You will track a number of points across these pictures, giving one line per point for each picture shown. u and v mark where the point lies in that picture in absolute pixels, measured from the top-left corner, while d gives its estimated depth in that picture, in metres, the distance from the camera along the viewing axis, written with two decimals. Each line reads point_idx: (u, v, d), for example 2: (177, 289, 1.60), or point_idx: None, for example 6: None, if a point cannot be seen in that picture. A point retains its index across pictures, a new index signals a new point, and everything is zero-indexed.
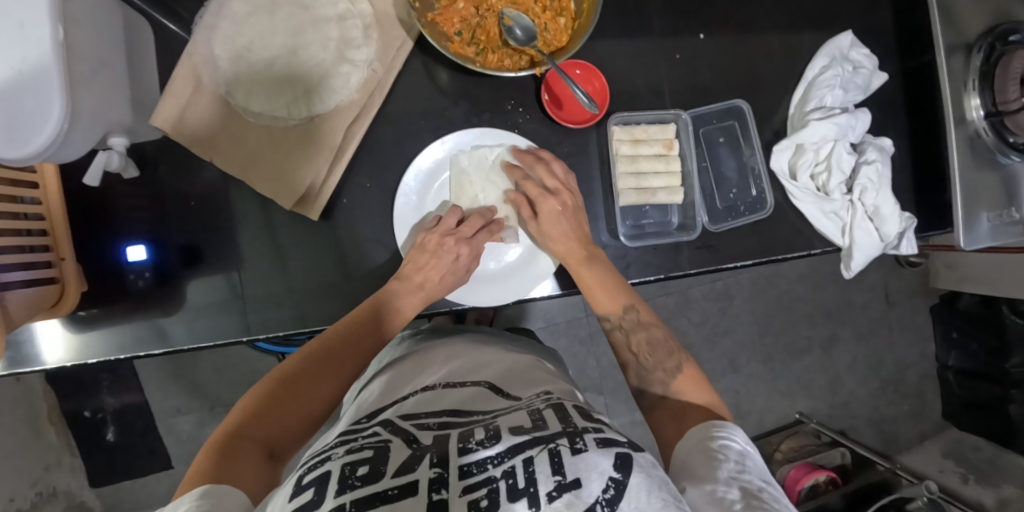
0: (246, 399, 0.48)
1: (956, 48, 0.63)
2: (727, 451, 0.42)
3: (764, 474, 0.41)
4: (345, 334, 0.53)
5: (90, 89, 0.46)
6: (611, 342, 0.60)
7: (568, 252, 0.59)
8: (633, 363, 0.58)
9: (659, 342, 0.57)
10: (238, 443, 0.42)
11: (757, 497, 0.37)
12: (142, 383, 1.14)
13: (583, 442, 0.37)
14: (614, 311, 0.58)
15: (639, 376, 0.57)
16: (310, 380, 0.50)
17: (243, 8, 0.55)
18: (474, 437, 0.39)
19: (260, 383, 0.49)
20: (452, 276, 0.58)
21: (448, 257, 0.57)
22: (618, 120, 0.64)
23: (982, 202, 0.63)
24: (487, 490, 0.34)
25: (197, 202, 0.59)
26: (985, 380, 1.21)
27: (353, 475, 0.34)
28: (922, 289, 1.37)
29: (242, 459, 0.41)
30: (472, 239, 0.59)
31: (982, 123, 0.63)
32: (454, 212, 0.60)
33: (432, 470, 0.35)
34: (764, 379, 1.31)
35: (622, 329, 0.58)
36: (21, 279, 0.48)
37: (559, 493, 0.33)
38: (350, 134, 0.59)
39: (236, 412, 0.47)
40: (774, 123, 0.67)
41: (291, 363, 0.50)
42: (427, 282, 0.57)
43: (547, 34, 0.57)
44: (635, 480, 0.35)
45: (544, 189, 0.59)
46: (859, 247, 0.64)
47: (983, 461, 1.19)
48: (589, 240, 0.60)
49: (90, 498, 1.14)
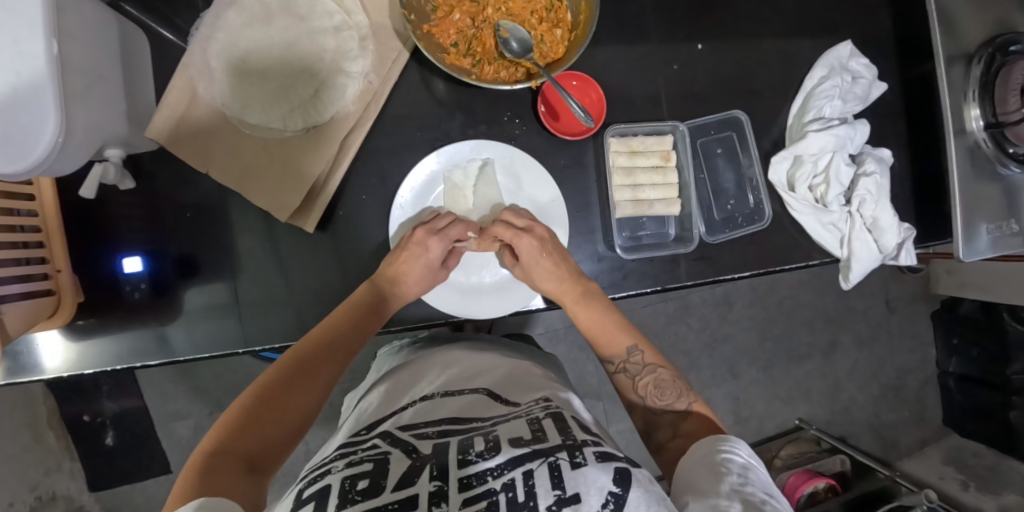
0: (225, 416, 0.46)
1: (956, 58, 0.63)
2: (730, 465, 0.41)
3: (768, 487, 0.40)
4: (322, 343, 0.52)
5: (85, 103, 0.46)
6: (617, 386, 0.57)
7: (562, 292, 0.58)
8: (639, 406, 0.54)
9: (666, 384, 0.53)
10: (221, 458, 0.41)
11: (759, 509, 0.36)
12: (141, 388, 1.14)
13: (582, 456, 0.37)
14: (619, 353, 0.57)
15: (646, 419, 0.53)
16: (289, 390, 0.49)
17: (239, 19, 0.55)
18: (474, 448, 0.39)
19: (239, 398, 0.48)
20: (429, 273, 0.57)
21: (426, 252, 0.56)
22: (614, 132, 0.63)
23: (982, 212, 0.62)
24: (487, 503, 0.34)
25: (193, 213, 0.59)
26: (986, 386, 1.20)
27: (353, 490, 0.34)
28: (922, 295, 1.36)
29: (226, 474, 0.40)
30: (444, 231, 0.58)
31: (982, 134, 0.62)
32: (444, 217, 0.59)
33: (432, 483, 0.35)
34: (764, 385, 1.30)
35: (626, 373, 0.56)
36: (17, 292, 0.48)
37: (558, 508, 0.33)
38: (345, 145, 0.58)
39: (216, 428, 0.45)
40: (772, 133, 0.66)
41: (267, 377, 0.49)
42: (405, 289, 0.57)
43: (544, 46, 0.56)
44: (635, 495, 0.34)
45: (516, 230, 0.58)
46: (858, 259, 0.64)
47: (984, 468, 1.18)
48: (579, 274, 0.59)
49: (89, 502, 1.14)
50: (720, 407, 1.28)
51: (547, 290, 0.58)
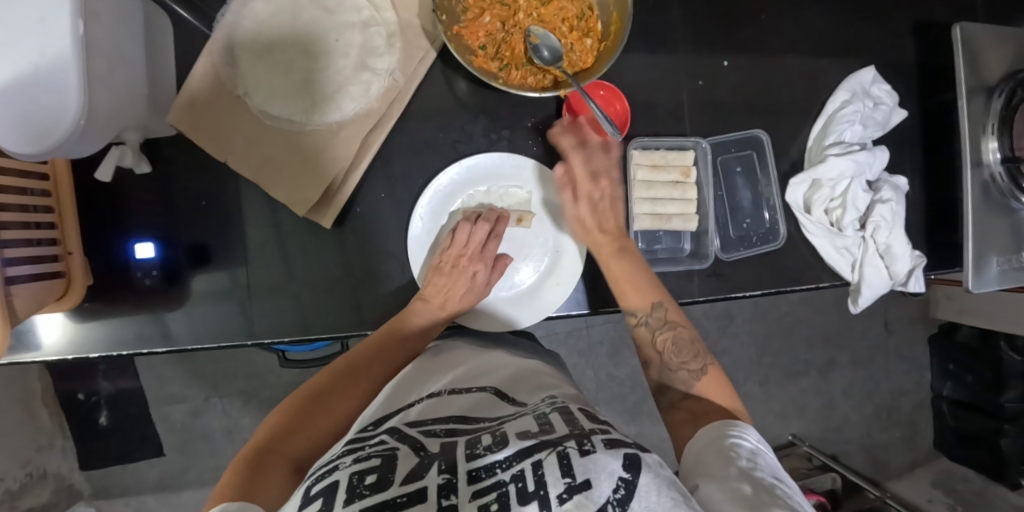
0: (273, 415, 0.49)
1: (977, 91, 0.63)
2: (739, 449, 0.41)
3: (777, 472, 0.40)
4: (371, 350, 0.55)
5: (107, 86, 0.45)
6: (636, 338, 0.57)
7: (601, 242, 0.58)
8: (655, 359, 0.55)
9: (684, 343, 0.54)
10: (266, 456, 0.43)
11: (770, 491, 0.36)
12: (138, 368, 1.14)
13: (591, 444, 0.37)
14: (643, 307, 0.56)
15: (660, 374, 0.55)
16: (338, 395, 0.51)
17: (267, 9, 0.55)
18: (481, 443, 0.39)
19: (287, 399, 0.50)
20: (471, 295, 0.59)
21: (464, 278, 0.58)
22: (638, 145, 0.63)
23: (992, 245, 0.63)
24: (496, 495, 0.33)
25: (208, 203, 0.59)
26: (978, 412, 1.22)
27: (361, 484, 0.33)
28: (922, 318, 1.37)
29: (268, 472, 0.41)
30: (485, 255, 0.60)
31: (998, 167, 0.63)
32: (463, 229, 0.59)
33: (440, 476, 0.34)
34: (759, 399, 1.31)
35: (648, 326, 0.55)
36: (28, 272, 0.48)
37: (569, 495, 0.32)
38: (368, 142, 0.58)
39: (264, 429, 0.47)
40: (791, 154, 0.66)
41: (316, 380, 0.52)
42: (448, 312, 0.59)
43: (573, 54, 0.56)
44: (644, 481, 0.34)
45: (586, 174, 0.59)
46: (868, 284, 0.64)
47: (971, 492, 1.20)
48: (623, 232, 0.59)
49: (79, 481, 1.14)
50: None
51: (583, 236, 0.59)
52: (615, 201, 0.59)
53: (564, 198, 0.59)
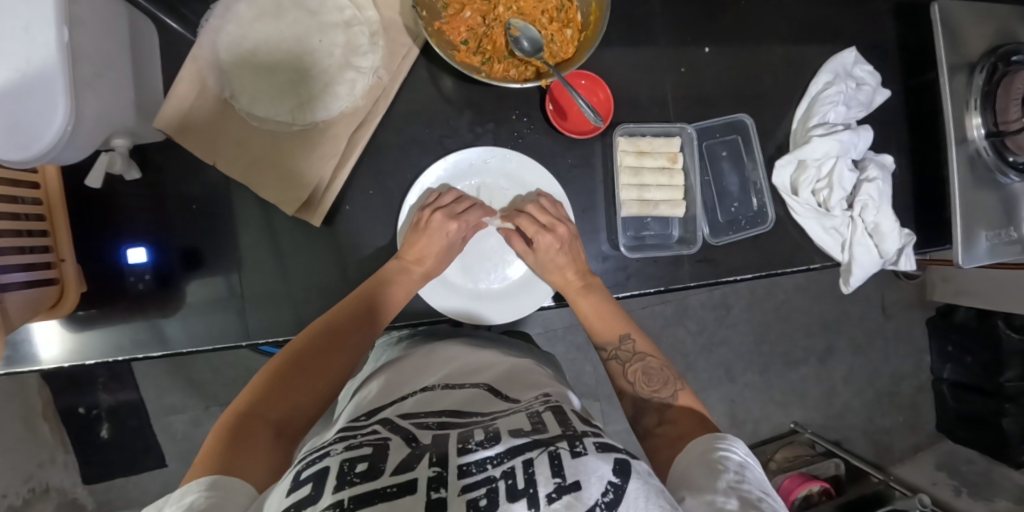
0: (255, 380, 0.48)
1: (959, 68, 0.63)
2: (727, 463, 0.40)
3: (765, 485, 0.39)
4: (353, 312, 0.53)
5: (93, 91, 0.46)
6: (609, 372, 0.58)
7: (565, 283, 0.60)
8: (628, 391, 0.55)
9: (654, 371, 0.55)
10: (249, 426, 0.43)
11: (755, 506, 0.35)
12: (137, 380, 1.14)
13: (582, 446, 0.37)
14: (612, 340, 0.58)
15: (635, 405, 0.54)
16: (323, 357, 0.50)
17: (250, 12, 0.56)
18: (474, 438, 0.39)
19: (269, 362, 0.50)
20: (447, 253, 0.58)
21: (439, 235, 0.57)
22: (623, 131, 0.64)
23: (982, 219, 0.63)
24: (486, 490, 0.33)
25: (199, 206, 0.59)
26: (979, 393, 1.22)
27: (352, 472, 0.33)
28: (919, 301, 1.38)
29: (252, 443, 0.41)
30: (461, 215, 0.59)
31: (982, 142, 0.63)
32: (449, 196, 0.60)
33: (431, 468, 0.34)
34: (760, 389, 1.31)
35: (618, 360, 0.57)
36: (21, 280, 0.48)
37: (558, 495, 0.32)
38: (354, 141, 0.59)
39: (246, 394, 0.47)
40: (776, 137, 0.67)
41: (298, 341, 0.51)
42: (426, 271, 0.57)
43: (554, 45, 0.57)
44: (633, 487, 0.34)
45: (539, 226, 0.58)
46: (858, 263, 0.65)
47: (976, 474, 1.20)
48: (587, 270, 0.61)
49: (82, 495, 1.13)
50: (716, 410, 1.28)
51: (551, 279, 0.60)
52: (574, 242, 0.60)
53: (518, 249, 0.61)
